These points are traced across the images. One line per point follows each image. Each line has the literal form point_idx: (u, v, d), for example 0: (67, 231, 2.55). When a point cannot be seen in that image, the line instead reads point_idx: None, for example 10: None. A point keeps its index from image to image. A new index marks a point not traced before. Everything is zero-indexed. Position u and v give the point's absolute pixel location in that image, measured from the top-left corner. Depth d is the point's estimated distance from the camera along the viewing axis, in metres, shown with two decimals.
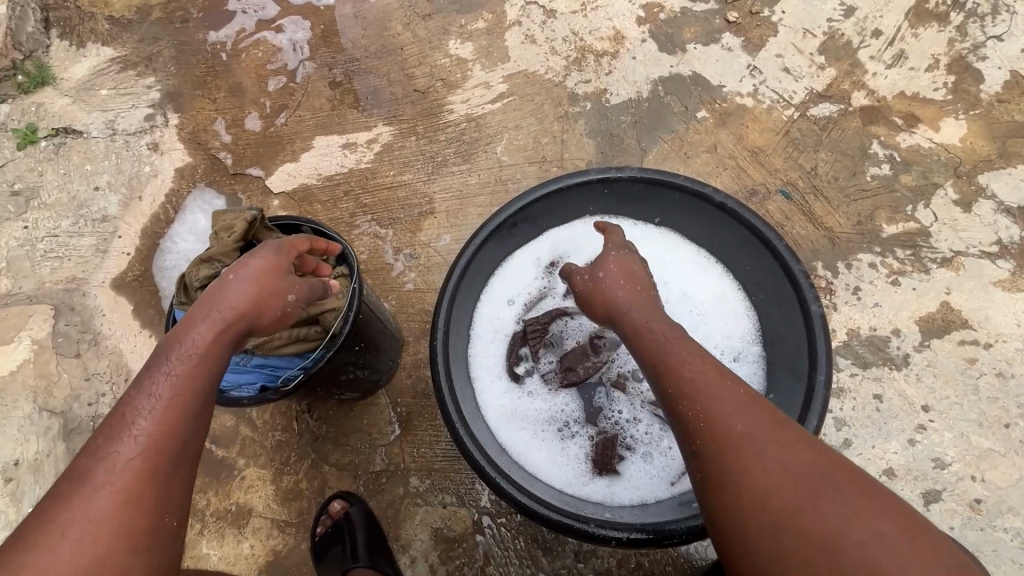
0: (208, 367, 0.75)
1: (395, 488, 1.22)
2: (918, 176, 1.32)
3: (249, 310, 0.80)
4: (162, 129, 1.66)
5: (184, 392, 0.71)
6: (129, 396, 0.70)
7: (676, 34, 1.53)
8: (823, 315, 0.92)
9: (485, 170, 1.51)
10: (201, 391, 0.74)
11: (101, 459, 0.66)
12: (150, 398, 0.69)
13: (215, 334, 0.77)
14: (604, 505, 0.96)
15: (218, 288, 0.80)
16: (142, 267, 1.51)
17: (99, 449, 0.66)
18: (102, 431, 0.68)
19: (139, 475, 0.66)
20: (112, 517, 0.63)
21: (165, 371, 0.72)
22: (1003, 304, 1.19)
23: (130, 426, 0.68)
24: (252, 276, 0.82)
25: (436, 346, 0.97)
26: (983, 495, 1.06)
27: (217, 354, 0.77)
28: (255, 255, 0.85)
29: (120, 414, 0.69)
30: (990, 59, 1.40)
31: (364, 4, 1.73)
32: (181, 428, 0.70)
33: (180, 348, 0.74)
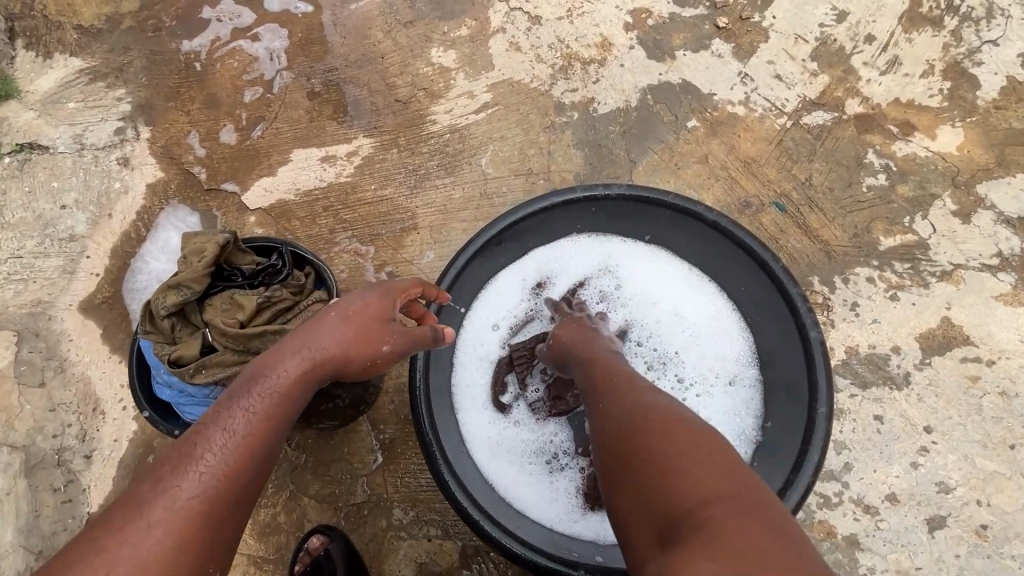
0: (286, 408, 0.72)
1: (377, 520, 1.16)
2: (915, 186, 1.28)
3: (345, 351, 0.78)
4: (133, 143, 1.60)
5: (262, 432, 0.68)
6: (205, 427, 0.66)
7: (665, 41, 1.49)
8: (823, 342, 0.88)
9: (469, 183, 1.46)
10: (274, 433, 0.70)
11: (166, 488, 0.60)
12: (227, 432, 0.66)
13: (303, 373, 0.75)
14: (596, 544, 0.91)
15: (321, 323, 0.79)
16: (112, 288, 1.44)
17: (166, 477, 0.61)
18: (161, 463, 0.62)
19: (194, 521, 0.59)
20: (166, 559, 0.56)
21: (247, 406, 0.69)
22: (1005, 319, 1.15)
23: (198, 462, 0.63)
24: (360, 313, 0.81)
25: (415, 379, 0.93)
26: (989, 521, 1.02)
27: (297, 396, 0.74)
28: (374, 292, 0.85)
29: (188, 443, 0.64)
30: (985, 65, 1.36)
31: (343, 11, 1.67)
32: (254, 476, 0.66)
33: (265, 383, 0.72)
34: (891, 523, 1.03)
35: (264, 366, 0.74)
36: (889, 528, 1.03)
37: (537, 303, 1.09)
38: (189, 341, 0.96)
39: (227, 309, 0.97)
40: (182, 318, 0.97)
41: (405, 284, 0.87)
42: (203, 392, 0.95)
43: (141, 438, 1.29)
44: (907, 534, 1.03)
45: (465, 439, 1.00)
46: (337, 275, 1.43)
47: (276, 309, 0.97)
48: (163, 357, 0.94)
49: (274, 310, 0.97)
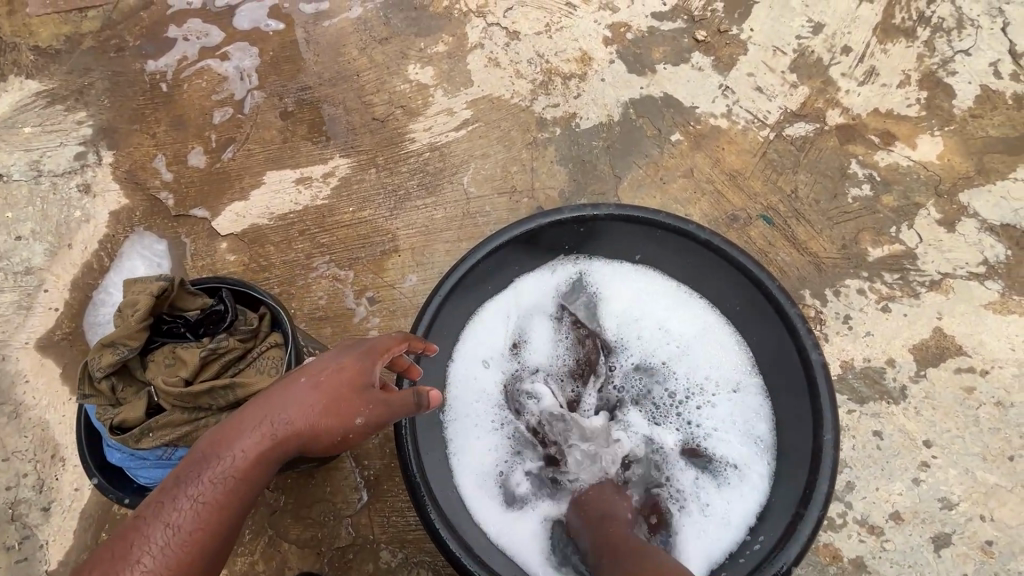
0: (238, 494, 0.74)
1: (363, 564, 1.09)
2: (899, 196, 1.28)
3: (305, 426, 0.77)
4: (95, 168, 1.52)
5: (204, 526, 0.70)
6: (154, 516, 0.70)
7: (645, 54, 1.47)
8: (824, 365, 0.85)
9: (451, 203, 1.42)
10: (221, 522, 0.72)
11: None
12: (170, 527, 0.69)
13: (259, 452, 0.76)
14: None
15: (288, 392, 0.79)
16: (72, 324, 1.35)
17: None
18: (110, 551, 0.67)
19: None
20: None
21: (193, 496, 0.72)
22: (996, 328, 1.14)
23: (132, 565, 0.66)
24: (328, 385, 0.79)
25: (400, 423, 0.87)
26: (993, 536, 1.00)
27: (252, 477, 0.75)
28: (348, 356, 0.82)
29: (131, 536, 0.68)
30: (959, 74, 1.38)
31: (315, 28, 1.63)
32: (199, 569, 0.69)
33: (214, 468, 0.73)
34: (896, 542, 1.01)
35: (222, 443, 0.75)
36: (894, 549, 1.01)
37: (528, 332, 1.06)
38: (133, 401, 0.83)
39: (172, 364, 0.85)
40: (125, 378, 0.85)
41: (388, 342, 0.83)
42: (157, 452, 0.81)
43: None
44: (913, 553, 1.00)
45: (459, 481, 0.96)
46: (315, 301, 1.36)
47: (226, 359, 0.84)
48: (105, 422, 0.82)
49: (224, 360, 0.84)
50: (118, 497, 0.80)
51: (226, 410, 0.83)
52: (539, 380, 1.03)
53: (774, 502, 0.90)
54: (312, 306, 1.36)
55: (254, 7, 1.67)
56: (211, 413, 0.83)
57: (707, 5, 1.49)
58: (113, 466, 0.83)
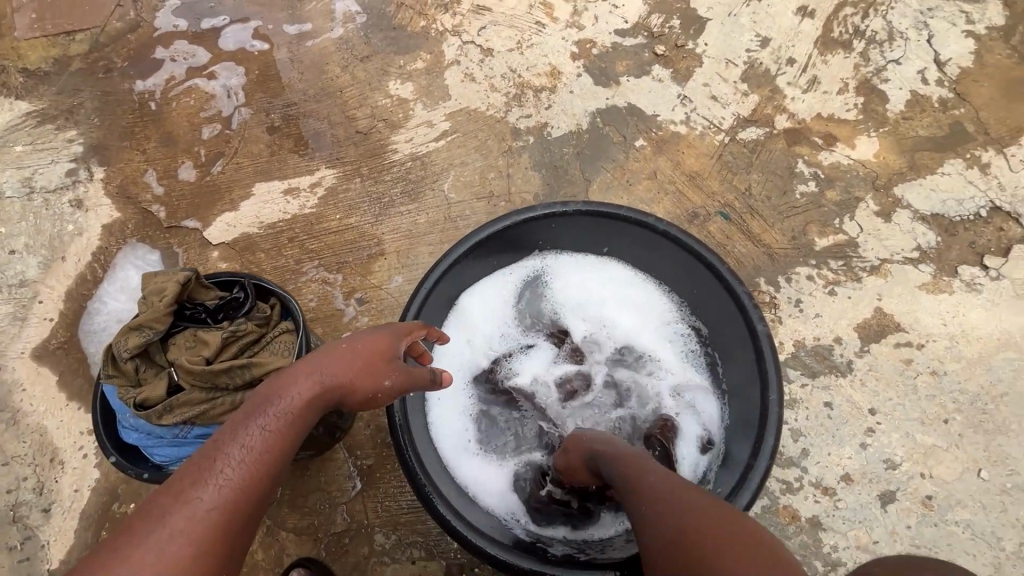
0: (294, 432, 0.78)
1: (359, 548, 1.15)
2: (841, 191, 1.41)
3: (347, 379, 0.84)
4: (86, 183, 1.57)
5: (271, 454, 0.74)
6: (222, 446, 0.72)
7: (609, 68, 1.60)
8: (768, 336, 0.94)
9: (433, 208, 1.51)
10: (282, 453, 0.75)
11: (181, 504, 0.65)
12: (241, 450, 0.72)
13: (312, 396, 0.81)
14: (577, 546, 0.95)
15: (331, 352, 0.86)
16: (67, 333, 1.39)
17: (183, 492, 0.66)
18: (185, 473, 0.69)
19: (206, 533, 0.64)
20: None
21: (259, 426, 0.75)
22: (929, 306, 1.27)
23: (216, 475, 0.68)
24: (362, 348, 0.86)
25: (392, 405, 0.93)
26: (933, 491, 1.11)
27: (305, 419, 0.80)
28: (381, 328, 0.91)
29: (203, 461, 0.70)
30: (891, 81, 1.52)
31: (300, 48, 1.72)
32: (262, 495, 0.71)
33: (278, 404, 0.78)
34: (848, 501, 1.11)
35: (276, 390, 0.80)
36: (846, 507, 1.11)
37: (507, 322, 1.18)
38: (156, 380, 0.92)
39: (193, 347, 0.93)
40: (147, 360, 0.94)
41: (406, 324, 0.92)
42: (173, 431, 0.90)
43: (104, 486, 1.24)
44: (863, 510, 1.10)
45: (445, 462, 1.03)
46: (306, 304, 1.43)
47: (242, 343, 0.93)
48: (129, 400, 0.90)
49: (241, 344, 0.93)
50: (136, 474, 0.88)
51: (242, 390, 0.92)
52: (516, 359, 1.15)
53: (729, 461, 0.97)
54: (303, 308, 1.43)
55: (239, 29, 1.76)
56: (228, 392, 0.92)
57: (664, 23, 1.62)
58: (129, 447, 0.91)
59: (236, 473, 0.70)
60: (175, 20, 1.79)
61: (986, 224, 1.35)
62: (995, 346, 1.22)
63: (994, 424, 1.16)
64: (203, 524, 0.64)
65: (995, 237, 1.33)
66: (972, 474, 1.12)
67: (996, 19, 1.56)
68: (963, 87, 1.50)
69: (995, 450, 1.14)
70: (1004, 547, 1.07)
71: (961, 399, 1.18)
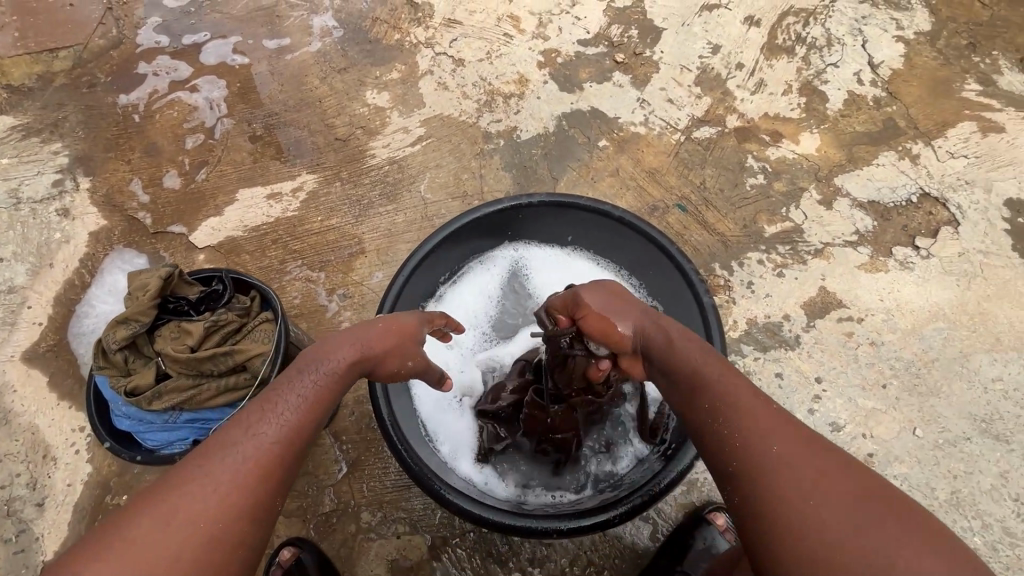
0: (334, 394, 0.83)
1: (346, 526, 1.21)
2: (787, 182, 1.53)
3: (386, 349, 0.90)
4: (72, 193, 1.63)
5: (318, 405, 0.80)
6: (274, 395, 0.78)
7: (573, 75, 1.71)
8: (714, 307, 1.03)
9: (410, 208, 1.59)
10: (323, 409, 0.81)
11: (251, 436, 0.73)
12: (298, 397, 0.79)
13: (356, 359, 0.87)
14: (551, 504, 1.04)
15: (373, 323, 0.92)
16: (56, 336, 1.44)
17: (253, 425, 0.74)
18: (252, 411, 0.76)
19: (267, 467, 0.71)
20: (233, 506, 0.67)
21: (305, 383, 0.81)
22: (867, 284, 1.39)
23: (278, 415, 0.76)
24: (398, 326, 0.93)
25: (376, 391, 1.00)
26: (873, 449, 1.22)
27: (344, 384, 0.85)
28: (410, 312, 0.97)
29: (268, 400, 0.78)
30: (830, 82, 1.66)
31: (280, 61, 1.81)
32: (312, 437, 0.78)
33: (325, 366, 0.84)
34: None
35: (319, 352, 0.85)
36: None
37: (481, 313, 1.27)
38: (144, 370, 0.96)
39: (177, 337, 0.97)
40: (135, 351, 0.98)
41: (429, 313, 1.00)
42: (163, 417, 0.95)
43: (96, 480, 1.28)
44: None
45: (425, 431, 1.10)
46: (290, 301, 1.50)
47: (224, 332, 0.97)
48: (120, 390, 0.94)
49: (223, 333, 0.97)
50: (132, 456, 0.95)
51: (225, 376, 0.96)
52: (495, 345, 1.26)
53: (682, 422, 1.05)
54: (288, 304, 1.50)
55: (220, 43, 1.84)
56: (213, 379, 0.96)
57: (623, 33, 1.75)
58: (123, 434, 0.97)
59: (289, 417, 0.76)
60: (157, 37, 1.86)
61: (917, 209, 1.47)
62: (927, 317, 1.34)
63: (927, 387, 1.27)
64: (260, 456, 0.72)
65: (926, 220, 1.46)
66: (908, 432, 1.23)
67: (922, 25, 1.71)
68: (895, 86, 1.64)
69: (928, 410, 1.25)
70: (936, 497, 1.18)
71: (897, 365, 1.29)
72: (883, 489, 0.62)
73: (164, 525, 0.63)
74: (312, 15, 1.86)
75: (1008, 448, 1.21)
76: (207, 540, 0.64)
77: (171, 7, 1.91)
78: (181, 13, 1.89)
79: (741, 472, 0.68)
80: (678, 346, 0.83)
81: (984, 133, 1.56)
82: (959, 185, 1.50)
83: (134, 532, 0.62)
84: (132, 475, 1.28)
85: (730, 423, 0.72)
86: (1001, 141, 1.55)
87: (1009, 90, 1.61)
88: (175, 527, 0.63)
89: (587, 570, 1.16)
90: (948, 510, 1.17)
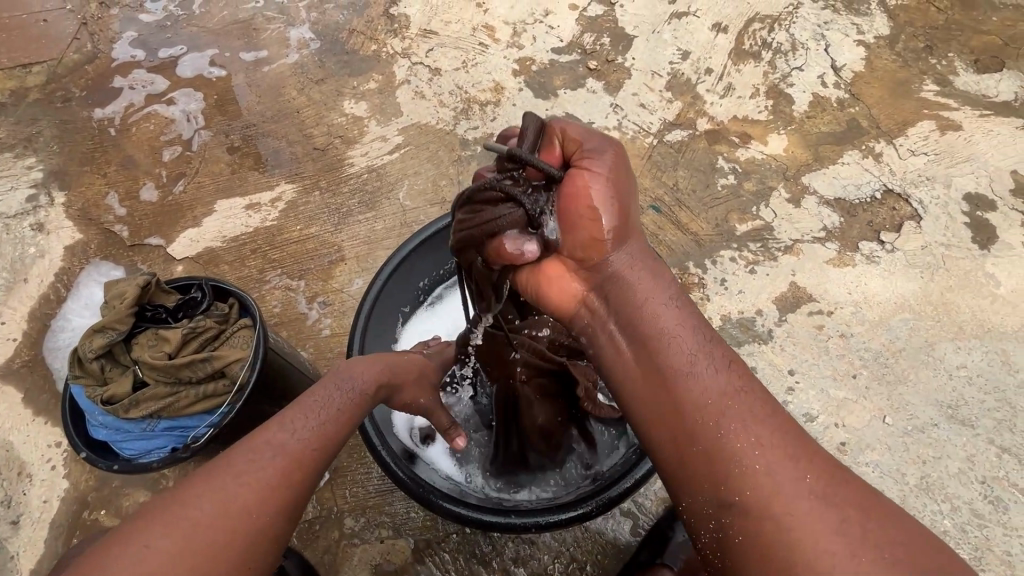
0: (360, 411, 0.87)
1: (329, 533, 1.21)
2: (757, 182, 1.58)
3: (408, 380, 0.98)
4: (47, 209, 1.63)
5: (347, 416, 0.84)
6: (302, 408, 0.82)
7: (547, 82, 1.75)
8: None
9: (389, 215, 1.61)
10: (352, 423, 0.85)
11: (292, 437, 0.77)
12: (334, 405, 0.84)
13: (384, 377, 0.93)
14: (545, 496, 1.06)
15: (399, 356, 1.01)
16: (32, 352, 1.43)
17: (292, 428, 0.78)
18: (287, 415, 0.80)
19: (310, 466, 0.76)
20: (281, 500, 0.71)
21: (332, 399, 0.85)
22: (836, 278, 1.43)
23: (316, 419, 0.81)
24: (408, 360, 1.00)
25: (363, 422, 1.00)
26: (845, 438, 1.25)
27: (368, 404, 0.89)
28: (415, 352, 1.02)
29: (302, 407, 0.82)
30: (796, 85, 1.71)
31: (257, 73, 1.82)
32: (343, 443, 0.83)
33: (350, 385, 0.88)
34: None
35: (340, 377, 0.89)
36: None
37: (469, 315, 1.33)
38: (121, 378, 0.94)
39: (155, 345, 0.95)
40: (112, 359, 0.96)
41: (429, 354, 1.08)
42: (139, 426, 0.92)
43: (73, 495, 1.27)
44: None
45: (407, 445, 1.10)
46: (270, 309, 1.50)
47: (203, 339, 0.96)
48: (95, 398, 0.92)
49: (201, 339, 0.96)
50: (107, 467, 0.91)
51: (205, 383, 0.95)
52: None
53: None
54: (268, 313, 1.50)
55: (197, 56, 1.85)
56: (191, 386, 0.95)
57: (595, 41, 1.79)
58: (98, 443, 0.94)
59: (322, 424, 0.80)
60: (133, 52, 1.87)
61: (882, 205, 1.52)
62: (893, 308, 1.39)
63: (894, 376, 1.31)
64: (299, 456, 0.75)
65: (889, 215, 1.51)
66: (878, 421, 1.27)
67: (881, 29, 1.78)
68: (858, 88, 1.70)
69: (896, 399, 1.29)
70: (907, 482, 1.21)
71: (866, 356, 1.33)
72: (881, 506, 0.58)
73: (219, 512, 0.66)
74: (289, 28, 1.88)
75: (973, 433, 1.25)
76: (255, 532, 0.67)
77: (147, 21, 1.92)
78: (158, 27, 1.90)
79: (707, 457, 0.62)
80: (649, 298, 0.71)
81: (943, 131, 1.62)
82: (920, 181, 1.55)
83: (189, 518, 0.64)
84: (110, 489, 1.27)
85: (705, 407, 0.63)
86: (959, 138, 1.61)
87: (965, 90, 1.68)
88: (231, 517, 0.66)
89: (570, 567, 1.16)
90: (919, 495, 1.20)
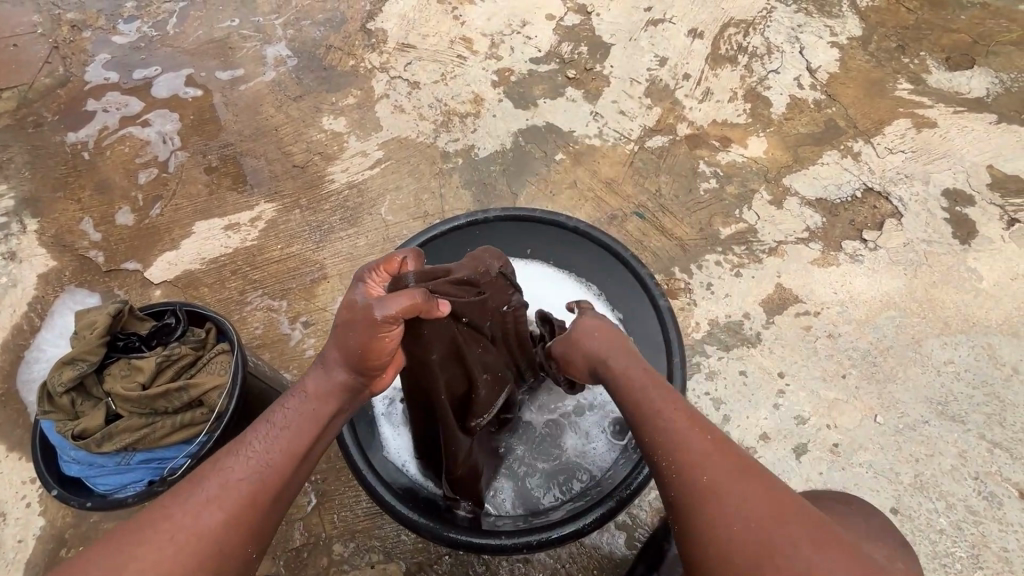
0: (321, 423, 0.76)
1: (318, 560, 1.18)
2: (738, 185, 1.58)
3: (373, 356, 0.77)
4: (19, 236, 1.60)
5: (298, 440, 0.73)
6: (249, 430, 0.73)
7: (527, 92, 1.75)
8: (670, 308, 1.09)
9: (372, 230, 1.59)
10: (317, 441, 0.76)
11: (220, 471, 0.67)
12: (275, 425, 0.73)
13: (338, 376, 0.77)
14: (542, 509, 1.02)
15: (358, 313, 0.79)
16: (4, 384, 1.38)
17: (223, 460, 0.68)
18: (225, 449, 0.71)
19: (240, 505, 0.65)
20: (200, 551, 0.61)
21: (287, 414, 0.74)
22: (821, 278, 1.43)
23: (251, 445, 0.70)
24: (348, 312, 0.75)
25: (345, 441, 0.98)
26: (838, 439, 1.25)
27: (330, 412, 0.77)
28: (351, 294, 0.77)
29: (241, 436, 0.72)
30: (773, 88, 1.72)
31: (233, 92, 1.80)
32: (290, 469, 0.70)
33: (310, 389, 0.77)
34: (766, 457, 1.23)
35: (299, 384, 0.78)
36: (765, 462, 1.23)
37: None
38: (93, 412, 0.89)
39: (127, 374, 0.91)
40: (83, 393, 0.91)
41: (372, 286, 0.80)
42: (115, 459, 0.89)
43: (50, 532, 1.22)
44: (781, 464, 1.22)
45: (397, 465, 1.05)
46: (251, 332, 1.47)
47: (178, 366, 0.92)
48: (66, 433, 0.88)
49: (176, 367, 0.92)
50: (81, 504, 0.88)
51: (182, 412, 0.91)
52: None
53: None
54: (249, 336, 1.46)
55: (172, 77, 1.83)
56: (167, 415, 0.91)
57: (573, 50, 1.80)
58: (71, 479, 0.91)
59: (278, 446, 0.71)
60: (106, 73, 1.84)
61: (863, 203, 1.53)
62: (879, 306, 1.39)
63: (884, 374, 1.31)
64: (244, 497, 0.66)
65: (871, 214, 1.52)
66: (869, 420, 1.26)
67: (854, 30, 1.80)
68: (833, 89, 1.72)
69: (887, 397, 1.29)
70: (901, 482, 1.20)
71: (855, 355, 1.33)
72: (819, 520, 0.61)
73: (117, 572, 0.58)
74: (265, 45, 1.87)
75: (964, 429, 1.25)
76: None
77: (120, 43, 1.89)
78: (131, 48, 1.88)
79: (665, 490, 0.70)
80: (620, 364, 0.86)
81: (919, 128, 1.64)
82: (899, 179, 1.56)
83: None
84: (88, 525, 1.23)
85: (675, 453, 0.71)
86: (935, 135, 1.63)
87: (938, 87, 1.70)
88: None
89: None
90: (913, 494, 1.19)
